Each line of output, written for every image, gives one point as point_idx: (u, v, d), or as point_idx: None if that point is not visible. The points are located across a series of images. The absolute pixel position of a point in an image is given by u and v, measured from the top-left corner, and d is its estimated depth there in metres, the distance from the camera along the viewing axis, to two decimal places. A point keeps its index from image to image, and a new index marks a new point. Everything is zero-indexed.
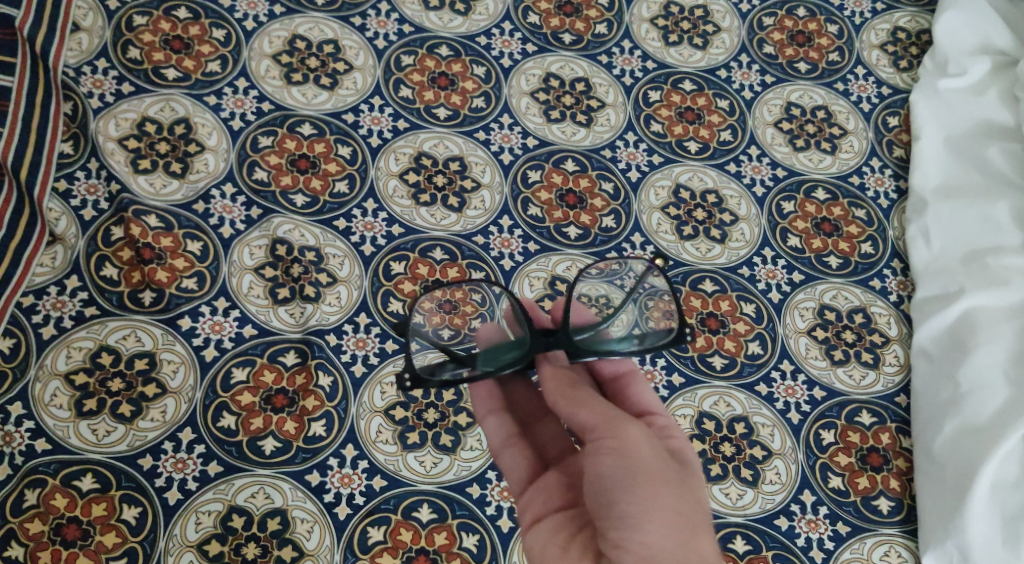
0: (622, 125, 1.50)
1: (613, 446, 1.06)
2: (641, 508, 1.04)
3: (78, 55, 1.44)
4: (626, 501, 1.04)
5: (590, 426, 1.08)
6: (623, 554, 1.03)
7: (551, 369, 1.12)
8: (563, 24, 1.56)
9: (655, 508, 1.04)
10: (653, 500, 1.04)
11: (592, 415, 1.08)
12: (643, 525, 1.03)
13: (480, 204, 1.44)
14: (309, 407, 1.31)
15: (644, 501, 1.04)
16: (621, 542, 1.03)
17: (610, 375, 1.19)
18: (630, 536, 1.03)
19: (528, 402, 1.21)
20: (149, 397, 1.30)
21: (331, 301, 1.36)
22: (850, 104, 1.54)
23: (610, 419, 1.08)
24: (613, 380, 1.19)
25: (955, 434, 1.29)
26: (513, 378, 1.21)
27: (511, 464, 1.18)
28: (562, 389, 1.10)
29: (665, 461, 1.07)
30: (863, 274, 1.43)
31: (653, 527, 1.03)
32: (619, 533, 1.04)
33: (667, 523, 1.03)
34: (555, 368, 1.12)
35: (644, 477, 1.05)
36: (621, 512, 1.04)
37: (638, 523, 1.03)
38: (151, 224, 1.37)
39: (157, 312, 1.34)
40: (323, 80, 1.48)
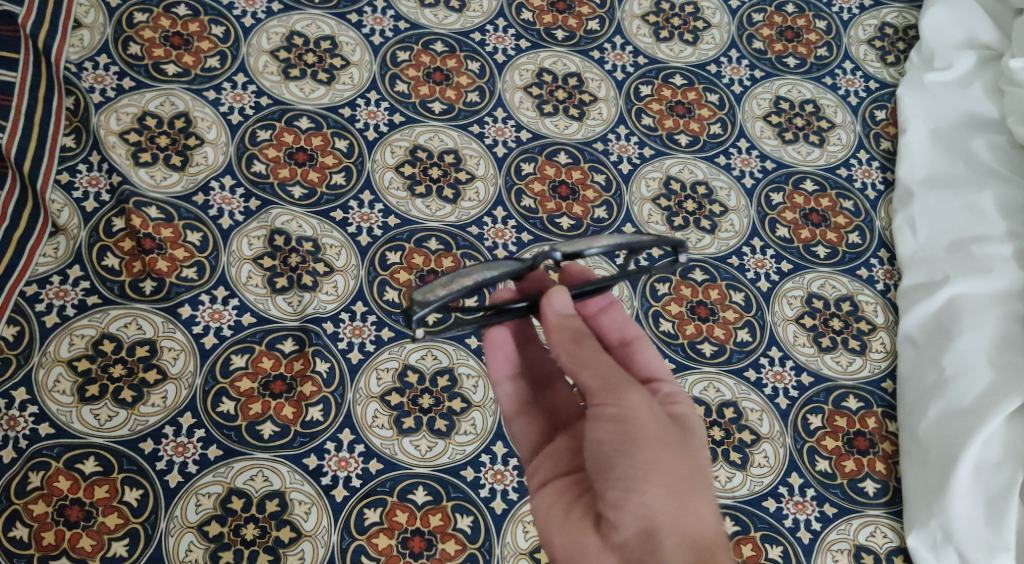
0: (613, 119, 1.53)
1: (615, 411, 1.09)
2: (640, 471, 1.07)
3: (80, 51, 1.47)
4: (625, 464, 1.07)
5: (593, 389, 1.10)
6: (622, 514, 1.07)
7: (555, 322, 1.13)
8: (556, 21, 1.59)
9: (654, 472, 1.07)
10: (652, 463, 1.07)
11: (595, 378, 1.10)
12: (641, 487, 1.06)
13: (475, 196, 1.47)
14: (306, 392, 1.33)
15: (643, 464, 1.07)
16: (621, 504, 1.07)
17: (616, 341, 1.22)
18: (630, 499, 1.06)
19: (540, 367, 1.23)
20: (150, 382, 1.33)
21: (328, 290, 1.39)
22: (838, 98, 1.57)
23: (612, 383, 1.10)
24: (620, 346, 1.22)
25: (940, 418, 1.32)
26: (530, 344, 1.24)
27: (522, 431, 1.20)
28: (567, 346, 1.11)
29: (665, 426, 1.09)
30: (851, 264, 1.46)
31: (652, 490, 1.06)
32: (619, 494, 1.07)
33: (665, 486, 1.07)
34: (560, 319, 1.13)
35: (643, 442, 1.08)
36: (620, 474, 1.07)
37: (637, 485, 1.06)
38: (152, 215, 1.40)
39: (158, 301, 1.36)
40: (321, 75, 1.51)
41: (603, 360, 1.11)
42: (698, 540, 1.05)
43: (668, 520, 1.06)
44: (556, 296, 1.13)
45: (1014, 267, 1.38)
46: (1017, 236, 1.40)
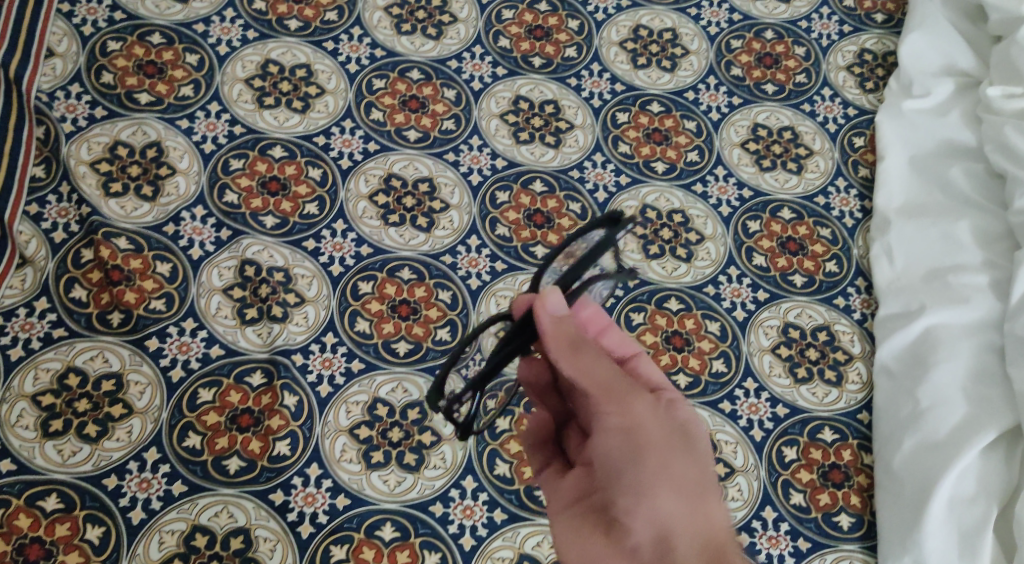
0: (590, 146, 1.52)
1: (621, 418, 1.10)
2: (650, 476, 1.08)
3: (52, 81, 1.45)
4: (634, 470, 1.09)
5: (597, 399, 1.10)
6: (634, 520, 1.08)
7: (551, 328, 1.08)
8: (533, 48, 1.57)
9: (663, 477, 1.08)
10: (662, 468, 1.09)
11: (598, 386, 1.11)
12: (652, 493, 1.08)
13: (449, 224, 1.45)
14: (274, 427, 1.31)
15: (652, 470, 1.09)
16: (632, 510, 1.08)
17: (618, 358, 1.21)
18: (640, 504, 1.08)
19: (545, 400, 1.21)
20: (115, 417, 1.30)
21: (298, 321, 1.37)
22: (816, 125, 1.56)
23: (617, 390, 1.11)
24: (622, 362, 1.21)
25: (915, 451, 1.30)
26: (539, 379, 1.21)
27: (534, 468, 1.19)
28: (566, 354, 1.09)
29: (670, 432, 1.11)
30: (828, 293, 1.44)
31: (661, 494, 1.08)
32: (630, 500, 1.09)
33: (675, 490, 1.08)
34: (556, 324, 1.08)
35: (650, 448, 1.09)
36: (631, 481, 1.09)
37: (648, 490, 1.08)
38: (121, 246, 1.38)
39: (125, 333, 1.34)
40: (295, 103, 1.50)
41: (604, 367, 1.12)
42: (710, 541, 1.07)
43: (680, 522, 1.08)
44: (551, 300, 1.08)
45: (989, 297, 1.37)
46: (993, 266, 1.39)
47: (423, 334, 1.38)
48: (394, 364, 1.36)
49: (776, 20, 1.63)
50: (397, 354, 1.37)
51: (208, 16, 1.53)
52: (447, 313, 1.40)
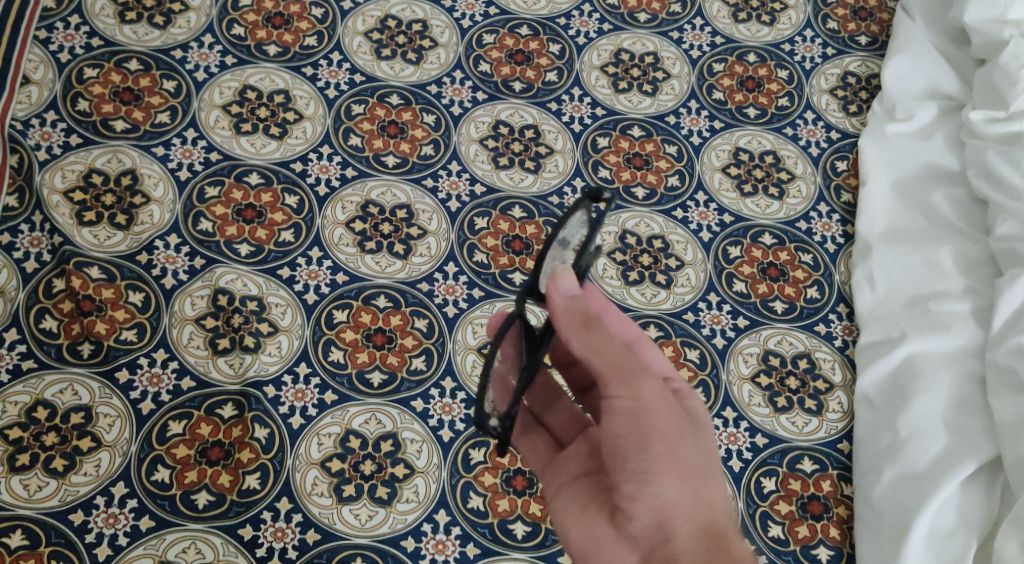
0: (570, 171, 1.49)
1: (631, 401, 1.08)
2: (654, 463, 1.07)
3: (27, 108, 1.44)
4: (639, 457, 1.08)
5: (606, 380, 1.09)
6: (636, 506, 1.08)
7: (564, 306, 1.06)
8: (514, 72, 1.55)
9: (668, 464, 1.07)
10: (667, 455, 1.07)
11: (609, 365, 1.08)
12: (656, 480, 1.07)
13: (426, 251, 1.43)
14: (244, 460, 1.30)
15: (657, 457, 1.07)
16: (635, 496, 1.08)
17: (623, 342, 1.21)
18: (643, 490, 1.07)
19: (549, 380, 1.20)
20: (84, 450, 1.29)
21: (271, 351, 1.35)
22: (799, 148, 1.53)
23: (626, 369, 1.08)
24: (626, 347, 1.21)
25: (894, 482, 1.29)
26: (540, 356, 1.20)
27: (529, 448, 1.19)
28: (578, 333, 1.07)
29: (677, 418, 1.09)
30: (809, 319, 1.42)
31: (666, 482, 1.07)
32: (634, 486, 1.08)
33: (680, 477, 1.07)
34: (569, 302, 1.07)
35: (657, 435, 1.08)
36: (636, 468, 1.08)
37: (652, 476, 1.07)
38: (93, 276, 1.36)
39: (95, 365, 1.32)
40: (273, 130, 1.47)
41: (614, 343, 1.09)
42: (709, 527, 1.07)
43: (681, 509, 1.07)
44: (564, 279, 1.07)
45: (971, 325, 1.35)
46: (975, 292, 1.37)
47: (398, 364, 1.36)
48: (368, 395, 1.34)
49: (759, 44, 1.61)
50: (370, 385, 1.35)
51: (186, 42, 1.51)
52: (423, 342, 1.38)
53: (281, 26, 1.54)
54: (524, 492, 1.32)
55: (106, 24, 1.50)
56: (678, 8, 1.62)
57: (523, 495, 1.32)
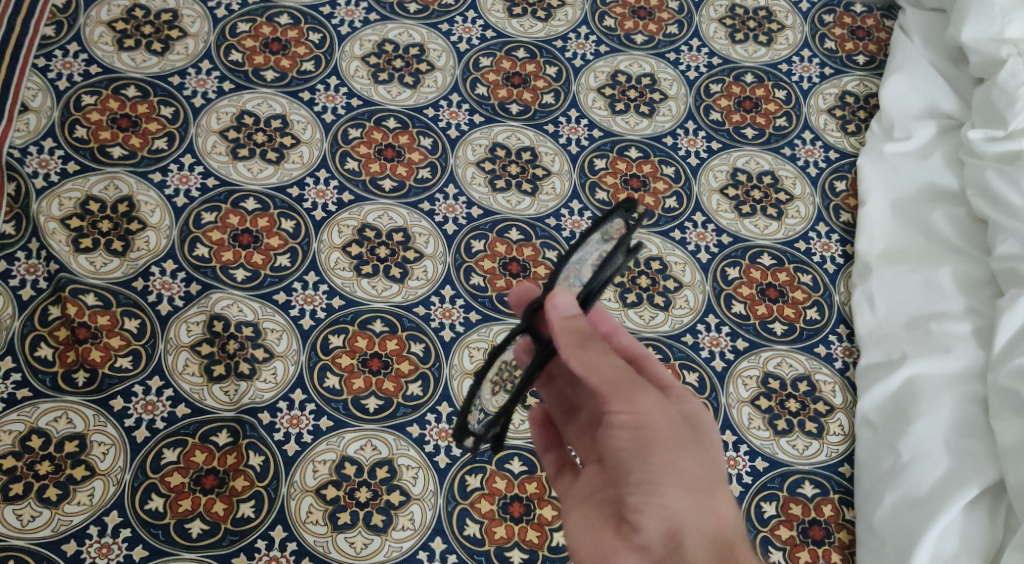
0: (567, 194, 1.48)
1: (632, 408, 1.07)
2: (657, 472, 1.05)
3: (25, 136, 1.43)
4: (642, 466, 1.06)
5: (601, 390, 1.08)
6: (643, 516, 1.05)
7: (559, 326, 1.03)
8: (511, 95, 1.54)
9: (671, 474, 1.05)
10: (671, 463, 1.06)
11: (606, 381, 1.06)
12: (661, 490, 1.05)
13: (423, 274, 1.42)
14: (238, 488, 1.29)
15: (660, 464, 1.06)
16: (640, 507, 1.05)
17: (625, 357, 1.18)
18: (648, 501, 1.05)
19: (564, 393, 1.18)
20: (78, 479, 1.28)
21: (266, 377, 1.34)
22: (797, 168, 1.52)
23: (623, 383, 1.07)
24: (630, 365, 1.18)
25: (895, 507, 1.28)
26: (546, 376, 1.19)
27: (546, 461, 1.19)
28: (575, 352, 1.04)
29: (678, 426, 1.07)
30: (808, 341, 1.41)
31: (670, 492, 1.05)
32: (639, 495, 1.06)
33: (684, 487, 1.05)
34: (565, 322, 1.03)
35: (659, 445, 1.06)
36: (639, 478, 1.06)
37: (658, 484, 1.05)
38: (89, 303, 1.36)
39: (90, 393, 1.32)
40: (270, 154, 1.47)
41: (611, 359, 1.06)
42: (718, 536, 1.04)
43: (689, 517, 1.04)
44: (560, 297, 1.04)
45: (972, 346, 1.35)
46: (976, 312, 1.37)
47: (394, 390, 1.35)
48: (364, 420, 1.34)
49: (756, 64, 1.60)
50: (366, 410, 1.34)
51: (184, 68, 1.51)
52: (419, 367, 1.37)
53: (279, 51, 1.54)
54: (521, 519, 1.31)
55: (104, 51, 1.50)
56: (675, 29, 1.62)
57: (519, 522, 1.31)
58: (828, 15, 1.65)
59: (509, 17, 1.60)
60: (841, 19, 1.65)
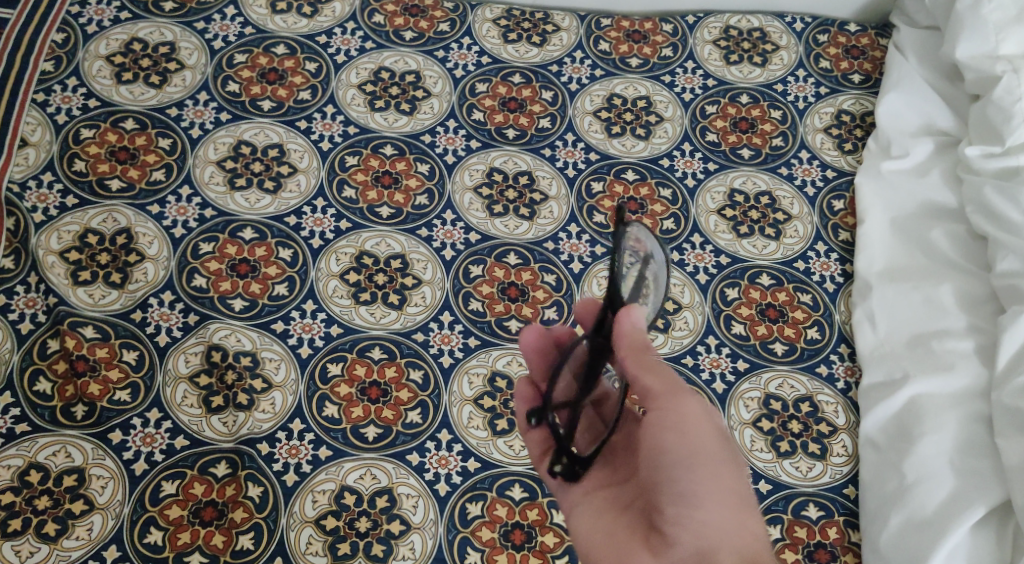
0: (565, 217, 1.48)
1: (680, 420, 1.13)
2: (696, 486, 1.11)
3: (24, 170, 1.43)
4: (686, 478, 1.12)
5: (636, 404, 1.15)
6: (680, 531, 1.11)
7: (628, 333, 1.10)
8: (507, 120, 1.54)
9: (711, 488, 1.11)
10: (712, 478, 1.12)
11: (660, 382, 1.12)
12: (698, 504, 1.11)
13: (421, 300, 1.41)
14: (237, 520, 1.29)
15: (701, 481, 1.12)
16: (679, 518, 1.12)
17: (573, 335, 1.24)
18: (687, 513, 1.11)
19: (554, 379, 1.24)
20: (76, 513, 1.28)
21: (265, 408, 1.34)
22: (794, 188, 1.52)
23: (674, 388, 1.13)
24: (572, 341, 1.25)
25: (901, 529, 1.27)
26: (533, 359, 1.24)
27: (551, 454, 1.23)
28: (634, 359, 1.10)
29: (720, 441, 1.14)
30: (810, 361, 1.40)
31: (708, 507, 1.11)
32: (677, 509, 1.12)
33: (720, 503, 1.11)
34: (632, 332, 1.10)
35: (704, 458, 1.12)
36: (679, 490, 1.12)
37: (697, 500, 1.11)
38: (87, 336, 1.35)
39: (89, 426, 1.31)
40: (267, 184, 1.47)
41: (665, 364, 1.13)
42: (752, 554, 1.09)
43: (727, 536, 1.10)
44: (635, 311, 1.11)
45: (975, 364, 1.34)
46: (978, 330, 1.36)
47: (393, 418, 1.35)
48: (363, 449, 1.33)
49: (751, 85, 1.60)
50: (365, 439, 1.34)
51: (182, 100, 1.51)
52: (419, 395, 1.36)
53: (275, 81, 1.54)
54: (522, 546, 1.30)
55: (102, 85, 1.50)
56: (670, 52, 1.61)
57: (521, 550, 1.30)
58: (822, 35, 1.65)
59: (504, 43, 1.60)
60: (836, 38, 1.64)
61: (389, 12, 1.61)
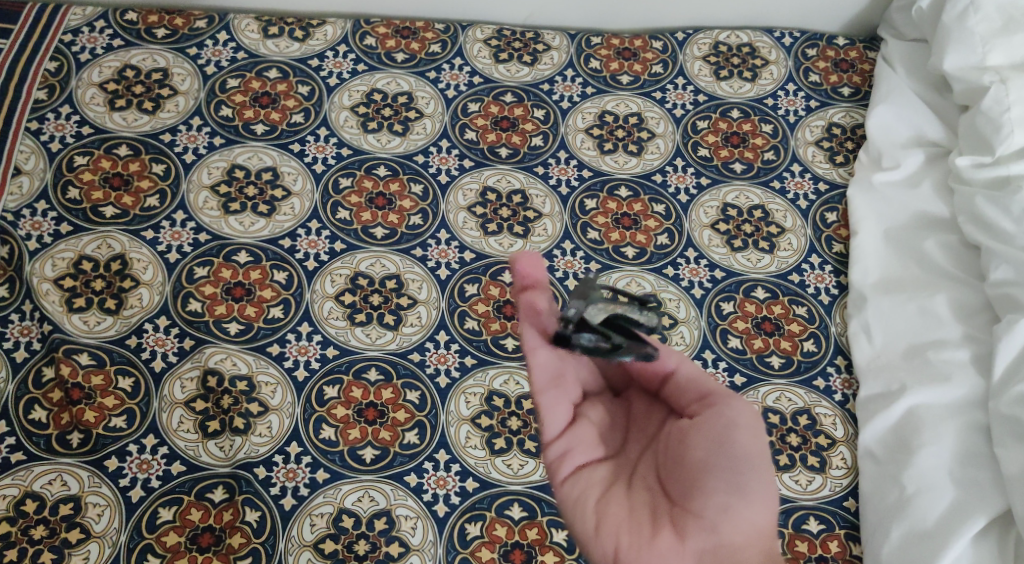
0: (559, 234, 1.48)
1: (748, 420, 1.15)
2: (748, 484, 1.13)
3: (18, 199, 1.43)
4: (743, 474, 1.13)
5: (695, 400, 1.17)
6: (722, 522, 1.12)
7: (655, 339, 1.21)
8: (499, 139, 1.54)
9: (762, 487, 1.13)
10: (764, 478, 1.14)
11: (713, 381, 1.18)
12: (745, 501, 1.13)
13: (416, 320, 1.41)
14: (235, 545, 1.28)
15: (755, 479, 1.13)
16: (724, 510, 1.12)
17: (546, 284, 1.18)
18: (734, 506, 1.12)
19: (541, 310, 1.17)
20: (72, 542, 1.27)
21: (261, 432, 1.33)
22: (787, 202, 1.52)
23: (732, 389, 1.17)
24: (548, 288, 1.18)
25: (903, 540, 1.27)
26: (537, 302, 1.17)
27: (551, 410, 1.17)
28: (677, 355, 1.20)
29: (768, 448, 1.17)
30: (806, 374, 1.40)
31: (755, 505, 1.13)
32: (725, 500, 1.12)
33: (764, 502, 1.14)
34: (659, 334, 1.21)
35: (761, 458, 1.14)
36: (733, 484, 1.12)
37: (746, 495, 1.13)
38: (82, 362, 1.35)
39: (84, 454, 1.31)
40: (261, 207, 1.47)
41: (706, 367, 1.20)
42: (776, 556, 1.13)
43: (760, 535, 1.14)
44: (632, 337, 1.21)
45: (972, 373, 1.34)
46: (973, 339, 1.36)
47: (390, 439, 1.34)
48: (361, 471, 1.33)
49: (742, 99, 1.60)
50: (363, 461, 1.33)
51: (175, 126, 1.51)
52: (416, 415, 1.36)
53: (268, 104, 1.54)
54: None
55: (95, 112, 1.50)
56: (660, 69, 1.62)
57: None
58: (811, 49, 1.65)
59: (496, 63, 1.60)
60: (825, 52, 1.65)
61: (381, 34, 1.61)
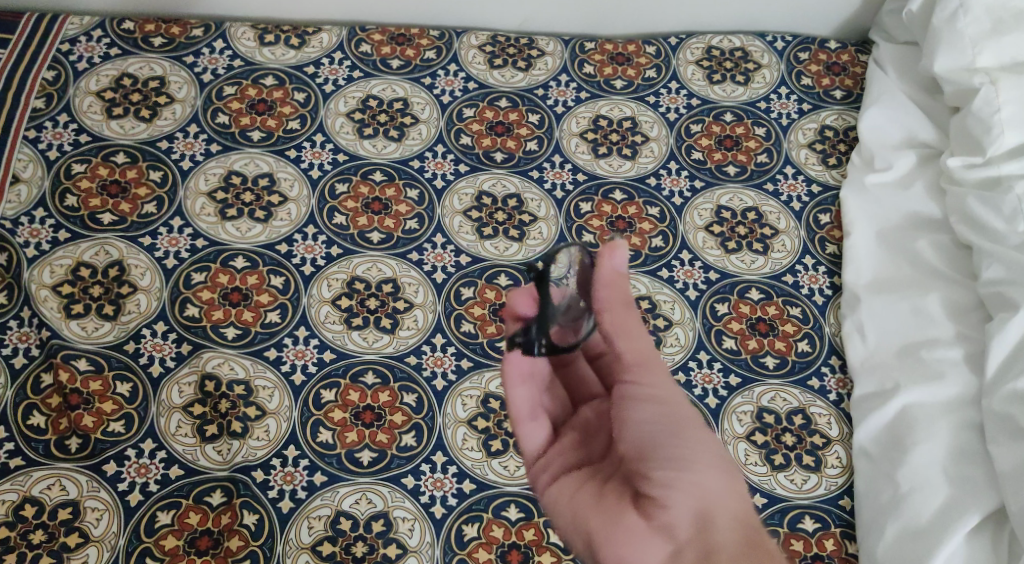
0: (554, 237, 1.49)
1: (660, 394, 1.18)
2: (686, 451, 1.15)
3: (16, 207, 1.43)
4: (673, 445, 1.16)
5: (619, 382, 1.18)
6: (672, 493, 1.14)
7: (608, 277, 1.16)
8: (494, 143, 1.55)
9: (700, 452, 1.16)
10: (699, 444, 1.16)
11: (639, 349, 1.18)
12: (690, 467, 1.15)
13: (413, 324, 1.42)
14: (233, 548, 1.29)
15: (689, 445, 1.16)
16: (668, 481, 1.14)
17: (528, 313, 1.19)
18: (678, 475, 1.14)
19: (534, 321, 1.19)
20: (71, 546, 1.28)
21: (259, 435, 1.34)
22: (780, 204, 1.52)
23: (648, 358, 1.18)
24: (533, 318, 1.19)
25: (898, 536, 1.28)
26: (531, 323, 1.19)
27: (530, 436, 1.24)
28: (619, 310, 1.17)
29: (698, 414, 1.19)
30: (801, 374, 1.41)
31: (701, 468, 1.15)
32: (668, 473, 1.14)
33: (712, 466, 1.16)
34: (615, 276, 1.16)
35: (688, 425, 1.17)
36: (670, 456, 1.15)
37: (690, 465, 1.15)
38: (81, 368, 1.35)
39: (83, 459, 1.31)
40: (257, 213, 1.47)
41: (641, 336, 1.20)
42: (743, 516, 1.15)
43: (721, 498, 1.15)
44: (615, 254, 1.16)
45: (964, 371, 1.35)
46: (966, 338, 1.37)
47: (388, 441, 1.35)
48: (358, 474, 1.33)
49: (735, 102, 1.61)
50: (360, 464, 1.34)
51: (172, 133, 1.52)
52: (412, 418, 1.36)
53: (265, 111, 1.55)
54: None
55: (93, 120, 1.51)
56: (653, 73, 1.62)
57: None
58: (803, 52, 1.66)
59: (490, 68, 1.61)
60: (817, 55, 1.66)
61: (376, 41, 1.62)
